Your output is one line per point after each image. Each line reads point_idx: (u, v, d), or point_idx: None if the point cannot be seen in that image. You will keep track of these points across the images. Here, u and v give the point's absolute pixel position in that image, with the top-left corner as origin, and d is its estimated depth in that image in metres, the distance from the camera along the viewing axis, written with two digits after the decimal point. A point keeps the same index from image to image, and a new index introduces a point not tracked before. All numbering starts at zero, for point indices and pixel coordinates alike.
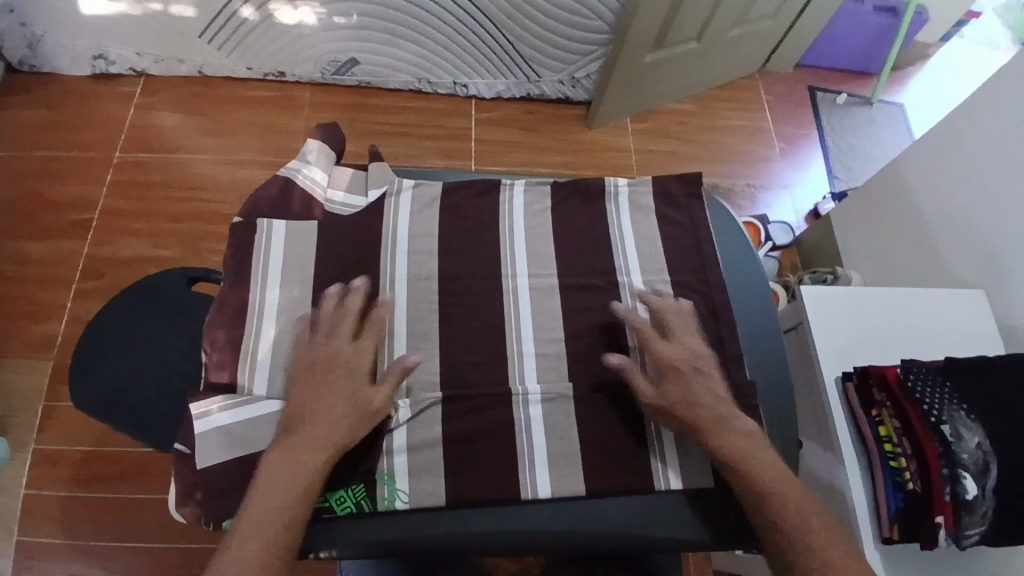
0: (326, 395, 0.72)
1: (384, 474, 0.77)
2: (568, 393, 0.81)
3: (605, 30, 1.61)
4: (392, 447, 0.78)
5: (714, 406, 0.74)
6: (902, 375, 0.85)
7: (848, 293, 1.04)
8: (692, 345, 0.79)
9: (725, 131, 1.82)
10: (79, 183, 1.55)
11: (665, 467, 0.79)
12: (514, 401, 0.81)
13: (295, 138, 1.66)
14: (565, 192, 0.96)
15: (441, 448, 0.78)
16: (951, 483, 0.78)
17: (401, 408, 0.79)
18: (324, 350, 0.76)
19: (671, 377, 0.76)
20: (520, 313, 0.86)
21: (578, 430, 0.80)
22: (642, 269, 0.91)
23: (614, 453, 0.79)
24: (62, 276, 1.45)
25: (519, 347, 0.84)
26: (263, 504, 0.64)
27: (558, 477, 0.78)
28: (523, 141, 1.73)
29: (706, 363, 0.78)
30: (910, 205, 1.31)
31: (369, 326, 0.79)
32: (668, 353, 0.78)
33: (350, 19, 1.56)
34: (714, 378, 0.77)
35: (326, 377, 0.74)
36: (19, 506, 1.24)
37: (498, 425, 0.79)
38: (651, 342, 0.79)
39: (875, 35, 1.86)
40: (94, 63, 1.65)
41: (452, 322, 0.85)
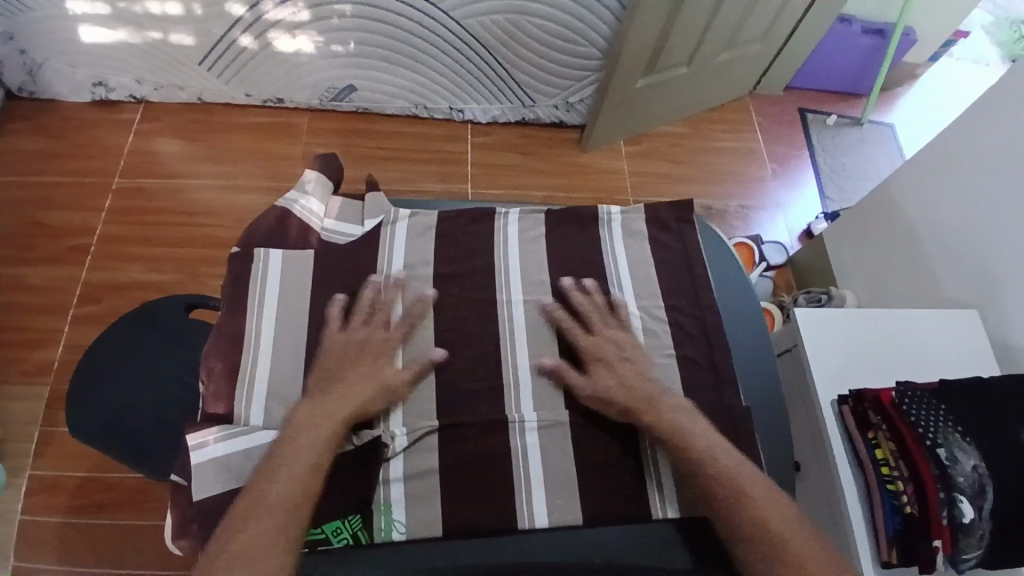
0: (359, 370, 0.80)
1: (381, 504, 0.77)
2: (564, 420, 0.81)
3: (598, 55, 1.64)
4: (389, 477, 0.78)
5: (642, 388, 0.80)
6: (897, 398, 0.85)
7: (842, 314, 1.04)
8: (615, 335, 0.85)
9: (717, 153, 1.84)
10: (78, 208, 1.56)
11: (662, 495, 0.79)
12: (510, 429, 0.80)
13: (293, 163, 1.67)
14: (559, 219, 0.97)
15: (438, 476, 0.78)
16: (947, 507, 0.78)
17: (398, 437, 0.79)
18: (361, 332, 0.83)
19: (599, 366, 0.82)
20: (515, 340, 0.86)
21: (574, 458, 0.80)
22: (636, 295, 0.91)
23: (610, 480, 0.79)
24: (60, 301, 1.45)
25: (514, 374, 0.84)
26: (285, 451, 0.72)
27: (555, 505, 0.77)
28: (518, 164, 1.75)
29: (631, 350, 0.84)
30: (901, 225, 1.32)
31: (404, 318, 0.85)
32: (594, 345, 0.84)
33: (347, 46, 1.59)
34: (639, 362, 0.84)
35: (363, 357, 0.81)
36: (12, 534, 1.23)
37: (495, 454, 0.79)
38: (577, 337, 0.85)
39: (863, 57, 1.90)
40: (94, 90, 1.67)
41: (447, 349, 0.85)
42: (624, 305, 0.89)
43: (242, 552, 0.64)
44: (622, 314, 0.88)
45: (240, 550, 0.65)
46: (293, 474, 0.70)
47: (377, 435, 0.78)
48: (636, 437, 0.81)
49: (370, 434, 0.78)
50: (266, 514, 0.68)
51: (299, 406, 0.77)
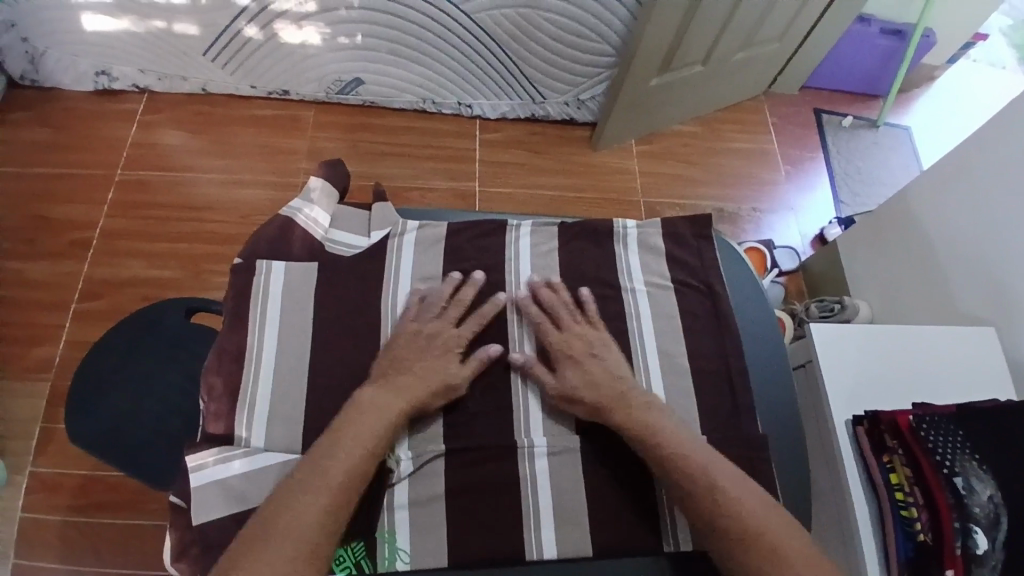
0: (428, 359, 0.80)
1: (385, 533, 0.75)
2: (574, 445, 0.80)
3: (611, 52, 1.60)
4: (394, 503, 0.76)
5: (614, 386, 0.80)
6: (914, 423, 0.83)
7: (858, 331, 1.02)
8: (586, 333, 0.85)
9: (730, 154, 1.81)
10: (80, 201, 1.54)
11: (675, 525, 0.77)
12: (520, 454, 0.79)
13: (298, 158, 1.65)
14: (572, 233, 0.95)
15: (443, 503, 0.76)
16: (961, 537, 0.76)
17: (403, 461, 0.78)
18: (432, 325, 0.83)
19: (568, 363, 0.81)
20: (526, 361, 0.84)
21: (584, 487, 0.78)
22: (653, 315, 0.89)
23: (621, 508, 0.78)
24: (61, 297, 1.43)
25: (524, 397, 0.82)
26: (342, 430, 0.73)
27: (565, 536, 0.76)
28: (528, 163, 1.72)
29: (603, 348, 0.84)
30: (917, 236, 1.29)
31: (476, 314, 0.86)
32: (561, 342, 0.83)
33: (354, 39, 1.55)
34: (611, 360, 0.83)
35: (432, 347, 0.82)
36: (13, 532, 1.22)
37: (504, 479, 0.78)
38: (546, 334, 0.84)
39: (881, 59, 1.85)
40: (97, 80, 1.64)
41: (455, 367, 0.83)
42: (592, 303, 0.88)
43: (295, 526, 0.66)
44: (590, 310, 0.87)
45: (298, 523, 0.66)
46: (353, 455, 0.71)
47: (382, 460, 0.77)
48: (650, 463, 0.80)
49: None
50: (323, 490, 0.69)
51: (366, 390, 0.77)
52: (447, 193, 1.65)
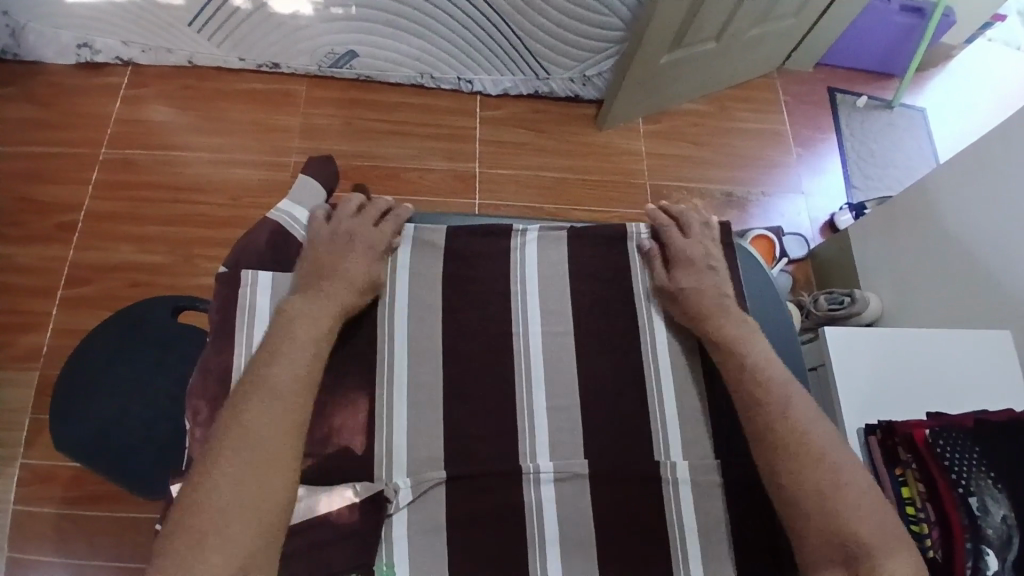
0: (348, 258, 0.83)
1: (384, 565, 0.73)
2: (582, 472, 0.78)
3: (620, 26, 1.52)
4: (392, 533, 0.74)
5: (714, 296, 0.82)
6: (930, 437, 0.79)
7: (873, 333, 0.98)
8: (709, 245, 0.88)
9: (741, 135, 1.74)
10: (66, 182, 1.48)
11: (685, 556, 0.76)
12: (525, 480, 0.77)
13: (290, 136, 1.58)
14: (580, 240, 0.92)
15: (444, 530, 0.75)
16: (973, 558, 0.73)
17: (401, 490, 0.75)
18: (349, 223, 0.86)
19: (687, 267, 0.85)
20: (531, 382, 0.82)
21: (592, 515, 0.77)
22: (668, 331, 0.86)
23: (627, 537, 0.76)
24: (48, 283, 1.38)
25: (529, 419, 0.81)
26: (284, 340, 0.73)
27: (569, 565, 0.75)
28: (530, 143, 1.65)
29: (721, 261, 0.87)
30: (933, 229, 1.25)
31: (391, 218, 0.88)
32: (683, 249, 0.86)
33: (349, 10, 1.47)
34: (722, 275, 0.85)
35: (347, 243, 0.84)
36: (6, 524, 1.21)
37: (508, 505, 0.76)
38: (674, 238, 0.88)
39: (899, 35, 1.77)
40: (79, 53, 1.56)
41: (457, 386, 0.82)
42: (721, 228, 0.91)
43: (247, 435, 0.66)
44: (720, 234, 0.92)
45: (255, 428, 0.66)
46: (300, 361, 0.72)
47: (380, 489, 0.75)
48: (661, 491, 0.78)
49: (374, 488, 0.75)
50: (273, 392, 0.69)
51: (297, 296, 0.78)
52: (447, 175, 1.59)
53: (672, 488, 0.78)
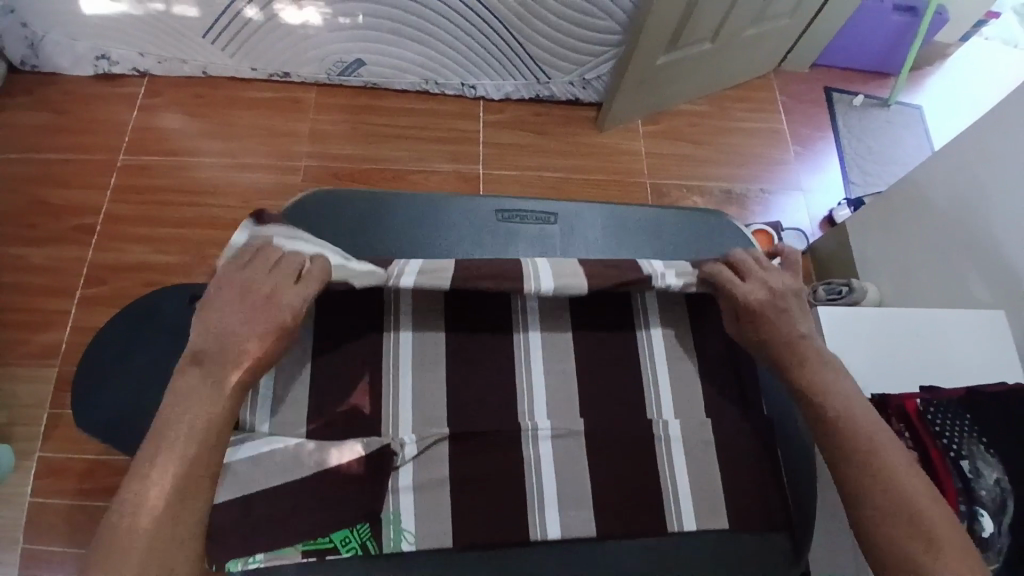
0: (247, 319, 0.72)
1: (390, 514, 0.78)
2: (578, 429, 0.84)
3: (617, 30, 1.57)
4: (398, 486, 0.79)
5: (787, 336, 0.77)
6: (922, 407, 0.81)
7: (869, 313, 1.01)
8: (774, 283, 0.82)
9: (739, 133, 1.78)
10: (83, 186, 1.54)
11: (676, 505, 0.83)
12: (525, 438, 0.83)
13: (299, 141, 1.64)
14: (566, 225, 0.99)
15: (448, 485, 0.80)
16: (968, 520, 0.75)
17: (408, 445, 0.80)
18: (256, 282, 0.75)
19: (752, 315, 0.81)
20: (531, 346, 0.89)
21: (587, 470, 0.83)
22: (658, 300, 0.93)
23: (620, 491, 0.83)
24: (64, 283, 1.43)
25: (527, 381, 0.87)
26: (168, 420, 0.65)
27: (567, 516, 0.80)
28: (531, 144, 1.70)
29: (791, 296, 0.81)
30: (930, 219, 1.27)
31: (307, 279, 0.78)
32: (745, 293, 0.82)
33: (355, 19, 1.53)
34: (798, 314, 0.79)
35: (246, 303, 0.73)
36: (23, 514, 1.24)
37: (509, 463, 0.81)
38: (733, 285, 0.84)
39: (894, 35, 1.81)
40: (96, 63, 1.63)
41: (462, 356, 0.87)
42: (792, 257, 0.88)
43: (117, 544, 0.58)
44: (789, 265, 0.87)
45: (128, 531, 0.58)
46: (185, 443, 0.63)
47: (387, 443, 0.79)
48: (653, 448, 0.84)
49: (378, 442, 0.78)
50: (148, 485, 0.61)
51: (186, 370, 0.68)
52: (450, 176, 1.63)
53: (663, 444, 0.85)
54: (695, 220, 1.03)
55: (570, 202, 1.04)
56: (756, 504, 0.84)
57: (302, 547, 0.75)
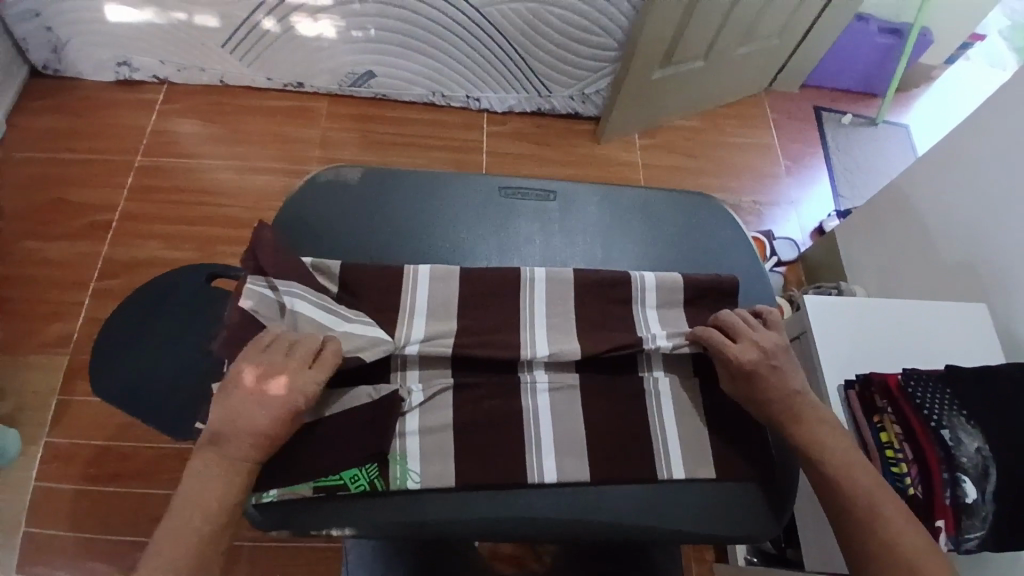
0: (255, 409, 0.64)
1: (397, 454, 0.72)
2: (573, 381, 0.78)
3: (615, 46, 1.66)
4: (405, 429, 0.73)
5: (786, 400, 0.72)
6: (902, 381, 0.86)
7: (851, 302, 1.06)
8: (764, 340, 0.75)
9: (732, 148, 1.85)
10: (99, 185, 1.60)
11: (667, 457, 0.76)
12: (521, 388, 0.77)
13: (310, 147, 1.70)
14: (564, 199, 0.98)
15: (451, 430, 0.74)
16: (951, 487, 0.79)
17: (414, 391, 0.75)
18: (272, 371, 0.66)
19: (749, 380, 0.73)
20: (534, 301, 0.82)
21: (584, 419, 0.77)
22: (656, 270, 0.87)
23: (617, 444, 0.76)
24: (78, 277, 1.48)
25: (530, 330, 0.80)
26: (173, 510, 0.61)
27: (566, 464, 0.74)
28: (532, 153, 1.76)
29: (782, 354, 0.74)
30: (913, 223, 1.33)
31: (323, 358, 0.68)
32: (740, 355, 0.74)
33: (367, 32, 1.61)
34: (790, 370, 0.74)
35: (264, 399, 0.65)
36: (27, 499, 1.26)
37: (509, 412, 0.76)
38: (723, 347, 0.76)
39: (880, 56, 1.91)
40: (118, 70, 1.71)
41: (472, 303, 0.81)
42: (771, 312, 0.79)
43: None
44: (769, 319, 0.79)
45: None
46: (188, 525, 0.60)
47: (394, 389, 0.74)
48: (644, 400, 0.79)
49: (386, 389, 0.73)
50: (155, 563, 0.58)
51: (198, 453, 0.63)
52: None
53: (653, 398, 0.79)
54: (695, 202, 1.01)
55: (568, 180, 1.01)
56: (757, 459, 0.78)
57: (312, 484, 0.70)
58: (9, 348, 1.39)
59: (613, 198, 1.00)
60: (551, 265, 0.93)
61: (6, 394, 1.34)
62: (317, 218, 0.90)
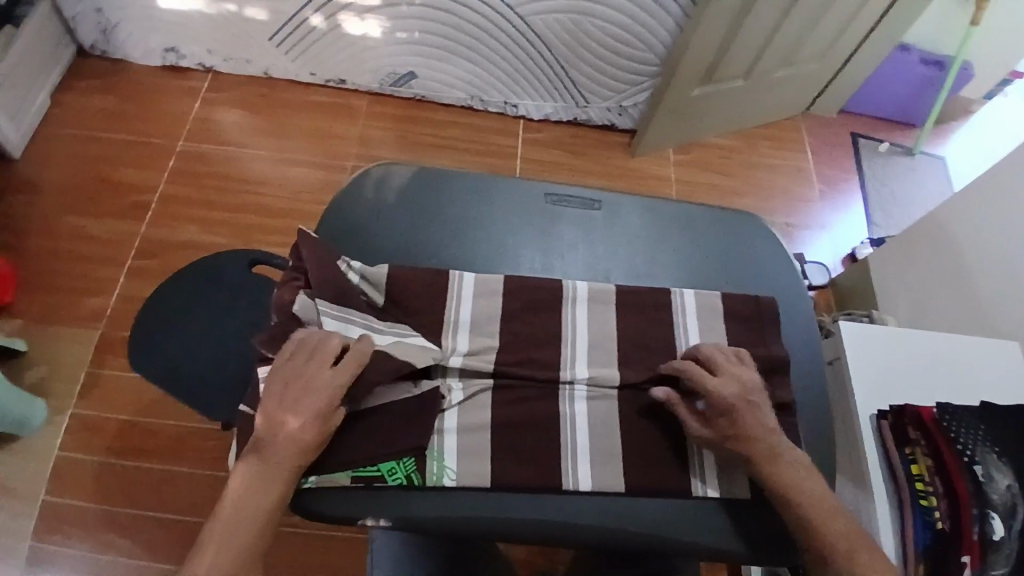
0: (291, 419, 0.66)
1: (435, 451, 0.73)
2: (613, 390, 0.79)
3: (657, 61, 1.66)
4: (444, 427, 0.74)
5: (764, 440, 0.72)
6: (937, 414, 0.86)
7: (886, 330, 1.04)
8: (744, 377, 0.75)
9: (767, 169, 1.84)
10: (141, 167, 1.63)
11: (703, 472, 0.76)
12: (560, 394, 0.78)
13: (348, 143, 1.73)
14: (607, 208, 0.99)
15: (490, 432, 0.74)
16: (979, 523, 0.78)
17: (454, 390, 0.76)
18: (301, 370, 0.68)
19: (728, 417, 0.72)
20: (575, 318, 0.83)
21: (620, 429, 0.77)
22: (697, 294, 0.87)
23: (652, 457, 0.76)
24: (115, 254, 1.51)
25: (572, 344, 0.81)
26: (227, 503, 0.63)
27: (600, 472, 0.74)
28: (565, 162, 1.77)
29: (758, 393, 0.75)
30: (949, 256, 1.31)
31: (352, 355, 0.70)
32: (721, 390, 0.73)
33: (411, 34, 1.63)
34: (764, 410, 0.74)
35: (299, 399, 0.67)
36: (49, 468, 1.28)
37: (546, 418, 0.76)
38: (703, 379, 0.74)
39: (919, 86, 1.89)
40: (165, 55, 1.75)
41: (514, 311, 0.83)
42: (746, 353, 0.79)
43: None
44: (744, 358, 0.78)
45: None
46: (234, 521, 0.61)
47: (435, 386, 0.75)
48: None
49: (428, 384, 0.75)
50: None
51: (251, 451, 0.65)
52: None
53: None
54: (737, 217, 1.00)
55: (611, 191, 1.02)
56: None
57: (351, 474, 0.70)
58: (44, 319, 1.42)
59: (657, 209, 1.00)
60: (592, 274, 0.94)
61: (38, 363, 1.38)
62: (367, 212, 0.92)
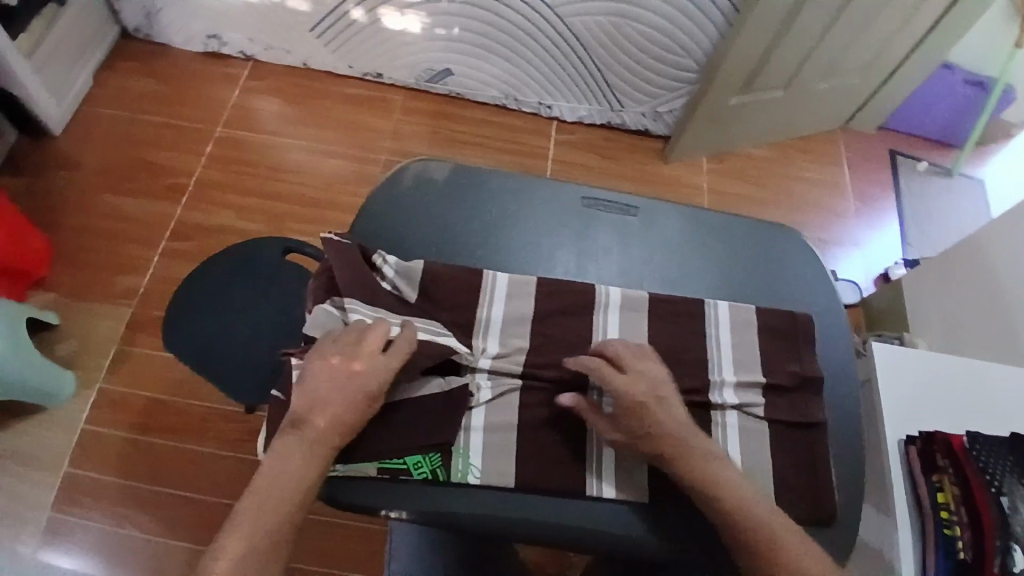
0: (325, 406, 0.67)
1: (461, 448, 0.73)
2: None
3: (695, 68, 1.65)
4: (471, 424, 0.74)
5: (678, 435, 0.70)
6: (967, 444, 0.83)
7: (920, 353, 1.01)
8: (649, 371, 0.73)
9: (802, 182, 1.82)
10: (179, 150, 1.67)
11: None
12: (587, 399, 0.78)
13: (381, 137, 1.75)
14: (643, 214, 0.98)
15: (516, 432, 0.75)
16: (1002, 555, 0.75)
17: (482, 388, 0.76)
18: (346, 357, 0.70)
19: (634, 413, 0.70)
20: (607, 323, 0.83)
21: None
22: (731, 307, 0.86)
23: None
24: (150, 235, 1.55)
25: None
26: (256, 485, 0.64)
27: (623, 479, 0.74)
28: (596, 166, 1.77)
29: (666, 387, 0.73)
30: (986, 282, 1.28)
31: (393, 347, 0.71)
32: (629, 387, 0.71)
33: (450, 31, 1.64)
34: (673, 404, 0.72)
35: (342, 384, 0.69)
36: (75, 440, 1.32)
37: (572, 422, 0.76)
38: (606, 375, 0.72)
39: (959, 107, 1.85)
40: (207, 42, 1.78)
41: (545, 313, 0.83)
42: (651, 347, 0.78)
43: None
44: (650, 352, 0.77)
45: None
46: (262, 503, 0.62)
47: (465, 383, 0.76)
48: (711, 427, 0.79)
49: (458, 381, 0.76)
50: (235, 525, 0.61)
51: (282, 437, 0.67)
52: None
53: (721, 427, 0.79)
54: (774, 230, 0.99)
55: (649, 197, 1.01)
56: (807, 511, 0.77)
57: (378, 465, 0.71)
58: (78, 295, 1.46)
59: (693, 217, 0.98)
60: (626, 281, 0.94)
61: (70, 337, 1.41)
62: (404, 207, 0.93)
